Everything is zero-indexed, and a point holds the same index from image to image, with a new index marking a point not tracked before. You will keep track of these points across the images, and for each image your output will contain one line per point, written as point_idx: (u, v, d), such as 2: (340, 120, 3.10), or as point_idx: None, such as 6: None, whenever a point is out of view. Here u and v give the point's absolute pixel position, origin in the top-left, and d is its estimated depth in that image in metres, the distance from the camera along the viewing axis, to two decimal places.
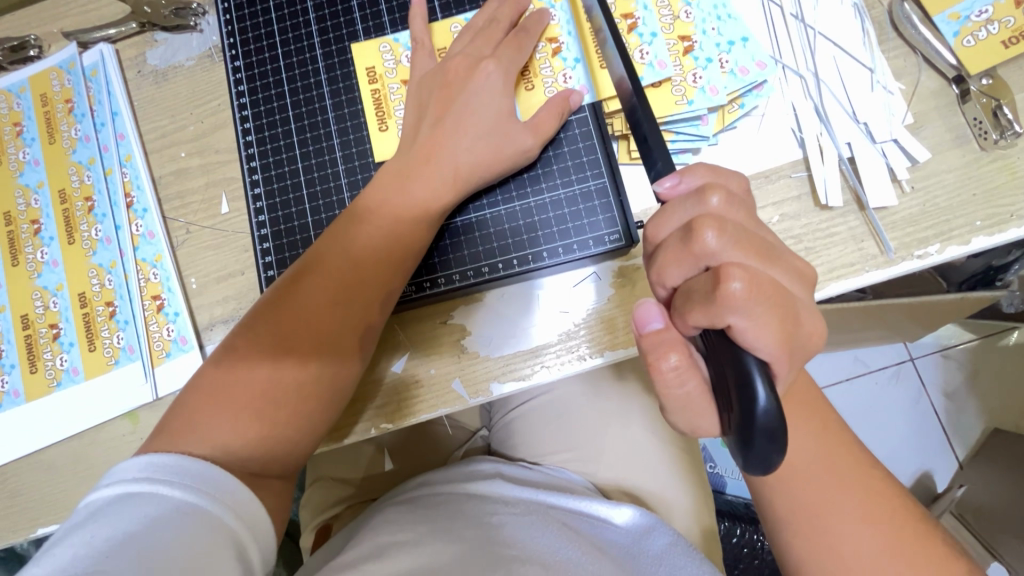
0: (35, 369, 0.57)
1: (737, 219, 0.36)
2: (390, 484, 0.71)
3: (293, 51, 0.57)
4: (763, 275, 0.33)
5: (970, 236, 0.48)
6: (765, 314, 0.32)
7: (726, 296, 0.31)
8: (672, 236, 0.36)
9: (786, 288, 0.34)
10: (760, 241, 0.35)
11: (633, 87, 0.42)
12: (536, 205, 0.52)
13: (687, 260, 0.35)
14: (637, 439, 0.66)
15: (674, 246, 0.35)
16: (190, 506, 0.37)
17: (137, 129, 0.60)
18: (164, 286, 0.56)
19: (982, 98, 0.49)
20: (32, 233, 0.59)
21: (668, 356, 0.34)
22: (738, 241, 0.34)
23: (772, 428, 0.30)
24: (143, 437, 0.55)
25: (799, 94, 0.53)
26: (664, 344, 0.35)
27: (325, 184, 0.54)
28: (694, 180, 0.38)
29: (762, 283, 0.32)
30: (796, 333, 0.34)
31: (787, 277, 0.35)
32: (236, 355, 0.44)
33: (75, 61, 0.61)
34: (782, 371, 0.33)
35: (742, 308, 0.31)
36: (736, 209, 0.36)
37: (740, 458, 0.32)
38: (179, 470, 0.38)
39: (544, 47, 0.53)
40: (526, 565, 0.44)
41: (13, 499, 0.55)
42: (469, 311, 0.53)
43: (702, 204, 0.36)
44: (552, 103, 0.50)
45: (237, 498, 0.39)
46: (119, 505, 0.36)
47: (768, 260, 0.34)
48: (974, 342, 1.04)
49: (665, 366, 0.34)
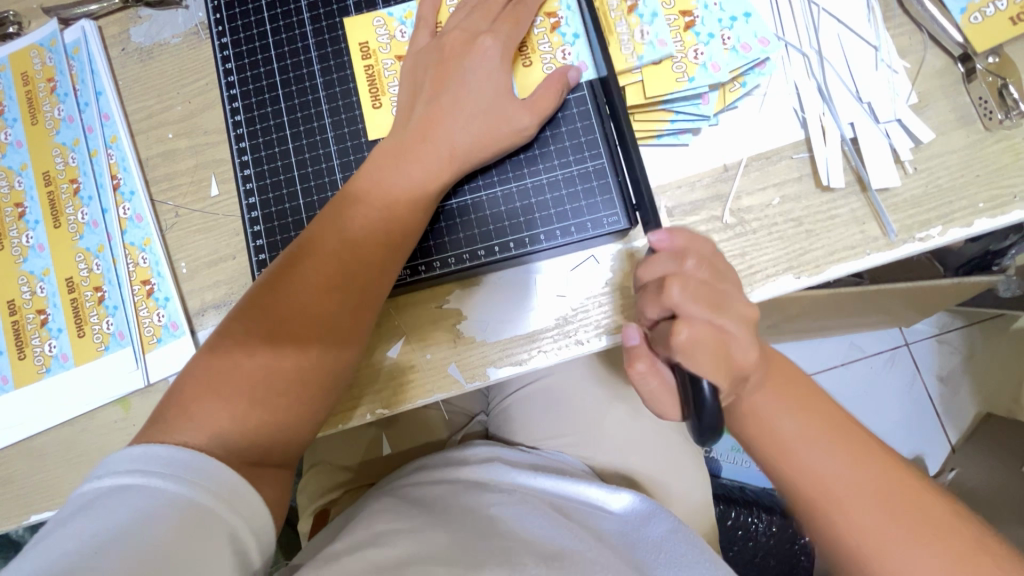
0: (23, 355, 0.56)
1: (707, 278, 0.37)
2: (388, 469, 0.71)
3: (283, 27, 0.55)
4: (715, 328, 0.35)
5: (972, 219, 0.48)
6: (711, 356, 0.35)
7: (673, 346, 0.34)
8: (649, 284, 0.38)
9: (742, 341, 0.36)
10: (722, 298, 0.37)
11: (607, 69, 0.49)
12: (533, 187, 0.50)
13: (656, 307, 0.37)
14: (634, 424, 0.66)
15: (649, 293, 0.38)
16: (183, 499, 0.36)
17: (122, 110, 0.58)
18: (153, 271, 0.55)
19: (989, 77, 0.49)
20: (17, 216, 0.58)
21: (636, 364, 0.39)
22: (700, 298, 0.36)
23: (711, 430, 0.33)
24: (136, 423, 0.54)
25: (802, 73, 0.51)
26: (633, 357, 0.39)
27: (317, 165, 0.53)
28: (677, 240, 0.39)
29: (708, 336, 0.35)
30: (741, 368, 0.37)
31: (744, 327, 0.37)
32: (230, 339, 0.44)
33: (56, 38, 0.59)
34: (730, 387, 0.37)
35: (687, 354, 0.34)
36: (710, 271, 0.38)
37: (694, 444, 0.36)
38: (172, 461, 0.38)
39: (543, 23, 0.51)
40: (525, 553, 0.43)
41: (8, 484, 0.54)
42: (466, 295, 0.52)
43: (677, 264, 0.37)
44: (550, 81, 0.48)
45: (232, 488, 0.38)
46: (112, 497, 0.36)
47: (729, 314, 0.36)
48: (970, 327, 1.04)
49: (633, 373, 0.39)
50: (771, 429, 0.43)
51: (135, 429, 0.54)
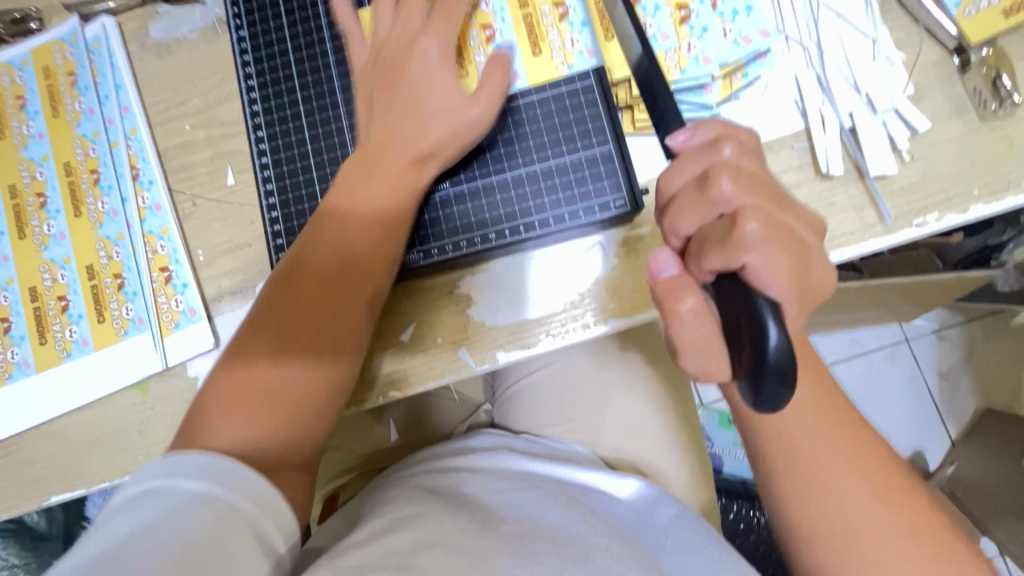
0: (44, 341, 0.57)
1: (749, 167, 0.36)
2: (398, 456, 0.72)
3: (298, 20, 0.57)
4: (777, 218, 0.34)
5: (967, 205, 0.49)
6: (777, 255, 0.32)
7: (742, 237, 0.32)
8: (687, 185, 0.36)
9: (798, 234, 0.35)
10: (772, 189, 0.35)
11: (644, 48, 0.43)
12: (541, 172, 0.52)
13: (702, 208, 0.35)
14: (639, 412, 0.67)
15: (689, 194, 0.36)
16: (214, 497, 0.37)
17: (141, 103, 0.60)
18: (172, 258, 0.57)
19: (982, 69, 0.50)
20: (39, 206, 0.59)
21: (684, 299, 0.35)
22: (752, 187, 0.34)
23: (782, 369, 0.31)
24: (155, 407, 0.55)
25: (801, 64, 0.53)
26: (679, 288, 0.35)
27: (332, 153, 0.55)
28: (708, 132, 0.38)
29: (777, 226, 0.33)
30: (807, 275, 0.35)
31: (801, 223, 0.36)
32: (247, 337, 0.46)
33: (77, 34, 0.61)
34: (791, 312, 0.34)
35: (755, 247, 0.32)
36: (749, 157, 0.37)
37: (748, 396, 0.33)
38: (200, 464, 0.39)
39: (477, 34, 0.53)
40: (536, 542, 0.45)
41: (29, 467, 0.56)
42: (474, 280, 0.54)
43: (714, 154, 0.36)
44: (494, 68, 0.49)
45: (258, 491, 0.39)
46: (144, 500, 0.37)
47: (783, 208, 0.35)
48: (968, 323, 1.05)
49: (681, 310, 0.35)
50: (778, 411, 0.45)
51: (153, 413, 0.55)
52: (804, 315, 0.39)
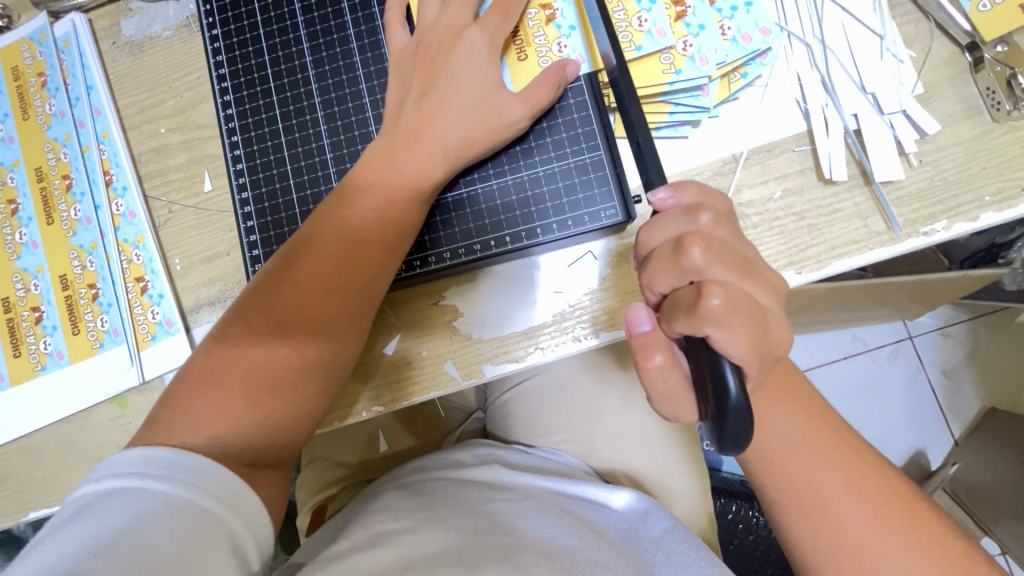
0: (18, 354, 0.56)
1: (722, 237, 0.36)
2: (387, 465, 0.70)
3: (274, 19, 0.54)
4: (741, 290, 0.34)
5: (979, 212, 0.47)
6: (743, 328, 0.32)
7: (705, 312, 0.32)
8: (663, 247, 0.36)
9: (762, 303, 0.35)
10: (741, 258, 0.35)
11: (617, 60, 0.44)
12: (529, 179, 0.50)
13: (674, 273, 0.35)
14: (634, 421, 0.65)
15: (663, 259, 0.36)
16: (181, 501, 0.36)
17: (113, 104, 0.57)
18: (147, 268, 0.55)
19: (997, 67, 0.47)
20: (9, 213, 0.57)
21: (653, 356, 0.36)
22: (722, 259, 0.34)
23: (739, 432, 0.30)
24: (132, 421, 0.54)
25: (804, 63, 0.50)
26: (651, 344, 0.36)
27: (310, 159, 0.52)
28: (686, 197, 0.38)
29: (739, 299, 0.33)
30: (765, 342, 0.35)
31: (764, 291, 0.36)
32: (213, 355, 0.43)
33: (46, 32, 0.58)
34: (752, 374, 0.34)
35: (720, 323, 0.32)
36: (724, 227, 0.37)
37: (713, 438, 0.32)
38: (169, 463, 0.38)
39: (538, 14, 0.50)
40: (523, 552, 0.43)
41: (5, 482, 0.54)
42: (461, 292, 0.52)
43: (692, 222, 0.36)
44: (548, 73, 0.47)
45: (229, 490, 0.38)
46: (108, 499, 0.36)
47: (749, 276, 0.35)
48: (974, 320, 1.03)
49: (651, 365, 0.36)
50: (772, 427, 0.43)
51: (130, 428, 0.54)
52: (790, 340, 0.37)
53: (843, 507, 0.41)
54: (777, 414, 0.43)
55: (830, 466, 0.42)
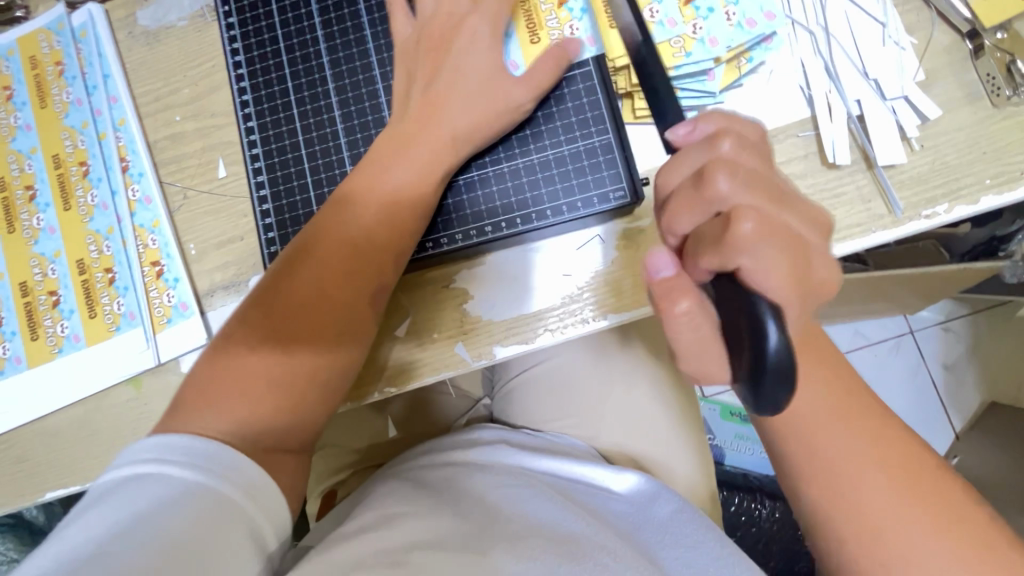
0: (36, 337, 0.57)
1: (750, 165, 0.35)
2: (396, 449, 0.71)
3: (289, 7, 0.55)
4: (775, 217, 0.32)
5: (979, 195, 0.48)
6: (775, 256, 0.31)
7: (735, 240, 0.31)
8: (683, 184, 0.35)
9: (805, 237, 0.34)
10: (773, 188, 0.34)
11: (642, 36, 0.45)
12: (539, 163, 0.51)
13: (697, 207, 0.34)
14: (639, 406, 0.66)
15: (686, 193, 0.35)
16: (199, 487, 0.37)
17: (130, 92, 0.59)
18: (163, 252, 0.56)
19: (997, 53, 0.49)
20: (27, 199, 0.58)
21: (679, 301, 0.33)
22: (751, 185, 0.33)
23: (781, 371, 0.30)
24: (147, 403, 0.55)
25: (808, 50, 0.51)
26: (675, 289, 0.33)
27: (324, 143, 0.53)
28: (709, 127, 0.38)
29: (775, 226, 0.32)
30: (807, 276, 0.33)
31: (800, 221, 0.34)
32: (237, 335, 0.44)
33: (64, 22, 0.59)
34: (792, 314, 0.33)
35: (751, 251, 0.31)
36: (750, 153, 0.36)
37: (748, 396, 0.32)
38: (188, 450, 0.39)
39: None
40: (531, 537, 0.44)
41: (23, 463, 0.55)
42: (471, 275, 0.53)
43: (714, 150, 0.35)
44: (549, 54, 0.48)
45: (247, 477, 0.39)
46: (130, 486, 0.37)
47: (782, 204, 0.34)
48: (974, 315, 1.04)
49: (676, 312, 0.33)
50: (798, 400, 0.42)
51: (145, 409, 0.55)
52: (809, 316, 0.37)
53: (873, 498, 0.40)
54: (817, 403, 0.42)
55: (861, 454, 0.40)
